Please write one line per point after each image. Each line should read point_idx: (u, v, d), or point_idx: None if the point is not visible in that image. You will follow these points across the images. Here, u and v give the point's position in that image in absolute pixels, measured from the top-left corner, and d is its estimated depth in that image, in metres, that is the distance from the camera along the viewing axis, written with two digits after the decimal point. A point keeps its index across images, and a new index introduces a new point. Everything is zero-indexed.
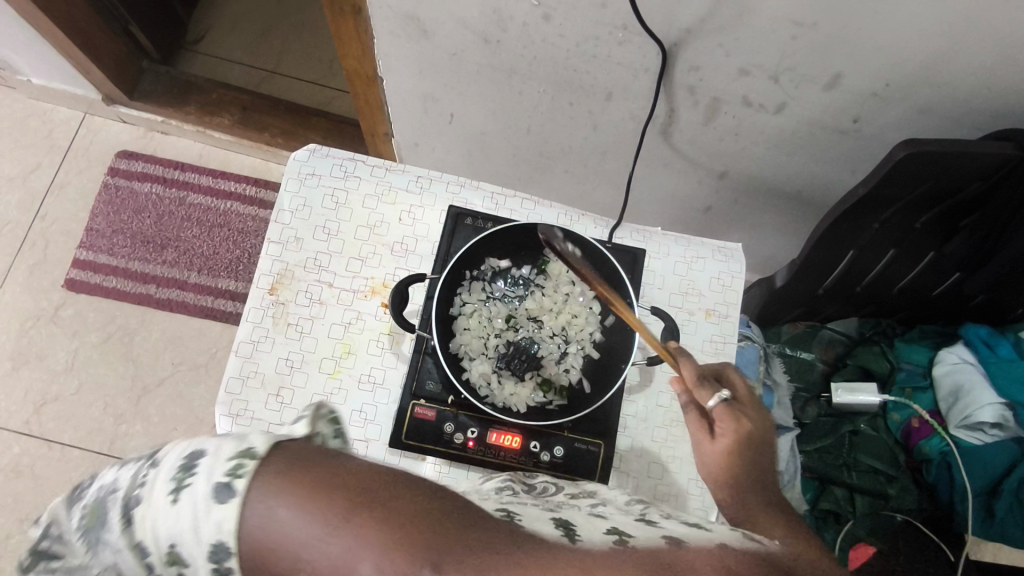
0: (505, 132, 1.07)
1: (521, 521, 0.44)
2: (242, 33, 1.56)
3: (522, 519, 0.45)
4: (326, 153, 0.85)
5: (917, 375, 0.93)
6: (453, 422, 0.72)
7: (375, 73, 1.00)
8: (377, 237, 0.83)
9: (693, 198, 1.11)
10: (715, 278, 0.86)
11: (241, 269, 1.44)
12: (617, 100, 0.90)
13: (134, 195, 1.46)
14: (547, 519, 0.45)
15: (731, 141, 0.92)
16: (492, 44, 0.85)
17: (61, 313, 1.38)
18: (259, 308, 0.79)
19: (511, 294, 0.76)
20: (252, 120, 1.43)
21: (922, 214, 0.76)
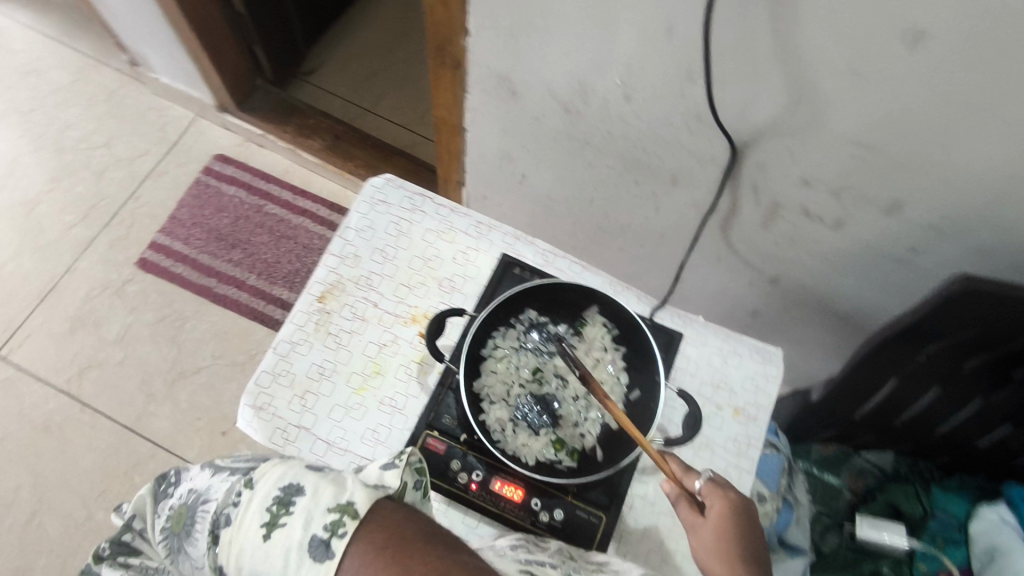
0: (569, 199, 1.11)
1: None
2: (351, 71, 1.70)
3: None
4: (400, 185, 0.90)
5: (951, 526, 0.87)
6: (460, 460, 0.73)
7: (460, 123, 1.07)
8: (428, 270, 0.86)
9: (740, 297, 1.12)
10: (749, 377, 0.84)
11: (296, 281, 1.51)
12: (680, 187, 0.93)
13: (219, 195, 1.57)
14: None
15: (787, 247, 0.93)
16: (573, 115, 0.91)
17: (126, 288, 1.47)
18: (305, 312, 0.83)
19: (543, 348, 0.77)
20: (340, 149, 1.54)
21: (974, 355, 0.73)
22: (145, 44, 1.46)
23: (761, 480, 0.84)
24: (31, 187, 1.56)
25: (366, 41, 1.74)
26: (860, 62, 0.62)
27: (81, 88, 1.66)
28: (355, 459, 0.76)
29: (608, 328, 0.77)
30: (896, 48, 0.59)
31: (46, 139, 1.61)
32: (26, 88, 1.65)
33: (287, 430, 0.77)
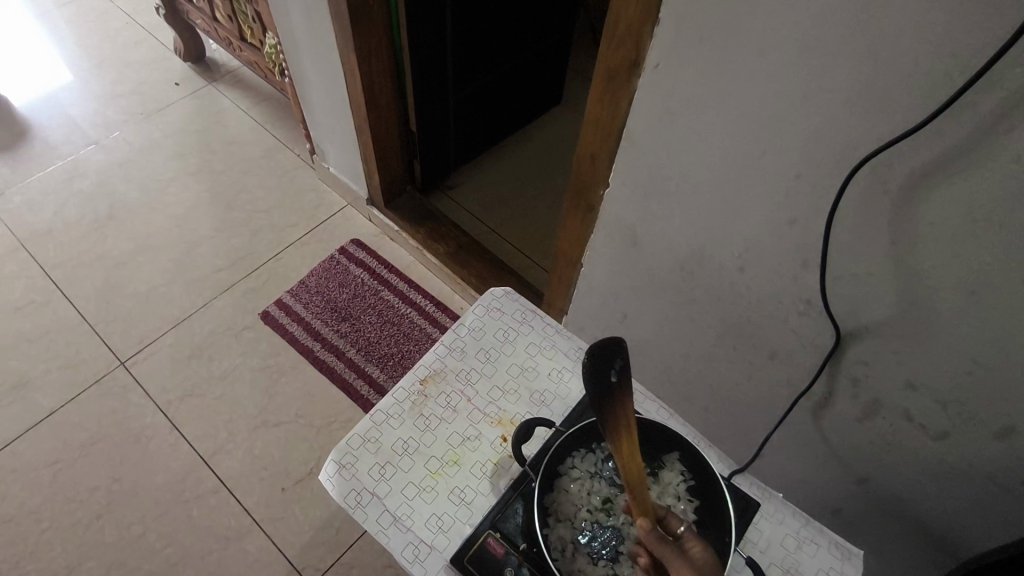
0: (664, 348, 1.16)
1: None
2: (487, 194, 1.91)
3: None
4: (516, 298, 1.00)
5: None
6: (514, 569, 0.75)
7: (579, 259, 1.18)
8: (524, 379, 0.93)
9: (821, 488, 1.08)
10: (824, 572, 0.81)
11: (389, 364, 1.61)
12: (778, 362, 0.96)
13: (346, 272, 1.75)
14: None
15: (880, 448, 0.92)
16: (686, 273, 0.98)
17: (244, 333, 1.63)
18: (406, 390, 0.90)
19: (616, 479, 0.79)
20: (461, 258, 1.70)
21: None
22: (329, 140, 1.74)
23: None
24: (199, 231, 1.82)
25: (506, 172, 1.96)
26: (976, 288, 0.65)
27: (265, 162, 1.97)
28: (415, 539, 0.79)
29: (684, 477, 0.78)
30: (1011, 284, 0.62)
31: (224, 195, 1.89)
32: (224, 155, 1.98)
33: (360, 494, 0.81)
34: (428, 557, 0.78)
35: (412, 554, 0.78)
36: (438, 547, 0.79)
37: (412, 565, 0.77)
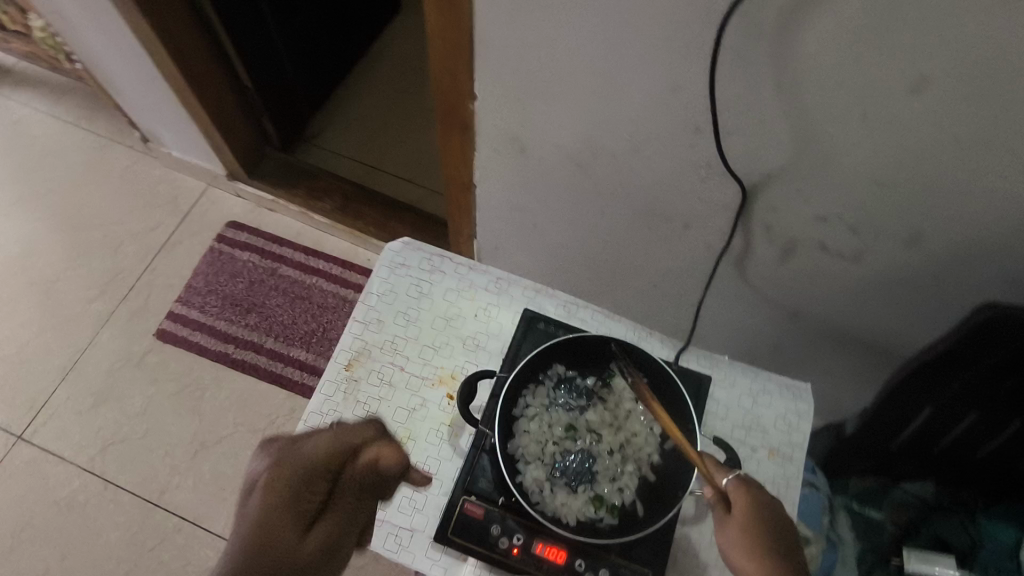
0: (581, 246, 1.12)
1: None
2: (355, 131, 1.74)
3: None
4: (417, 246, 0.91)
5: (1003, 555, 0.84)
6: (500, 525, 0.72)
7: (470, 181, 1.09)
8: (452, 330, 0.87)
9: (758, 331, 1.12)
10: (781, 416, 0.84)
11: (313, 342, 1.51)
12: (693, 231, 0.94)
13: (233, 261, 1.59)
14: None
15: (805, 282, 0.94)
16: (582, 167, 0.92)
17: (147, 360, 1.48)
18: (333, 382, 0.83)
19: (572, 403, 0.77)
20: (351, 209, 1.57)
21: (1007, 381, 0.74)
22: (157, 122, 1.51)
23: (804, 522, 0.83)
24: (48, 266, 1.58)
25: (368, 101, 1.79)
26: (867, 108, 0.64)
27: (94, 167, 1.70)
28: (392, 528, 0.76)
29: (636, 378, 0.77)
30: (899, 94, 0.61)
31: (62, 218, 1.64)
32: (42, 171, 1.69)
33: None
34: (413, 539, 0.76)
35: (396, 542, 0.76)
36: (420, 527, 0.76)
37: (399, 553, 0.75)
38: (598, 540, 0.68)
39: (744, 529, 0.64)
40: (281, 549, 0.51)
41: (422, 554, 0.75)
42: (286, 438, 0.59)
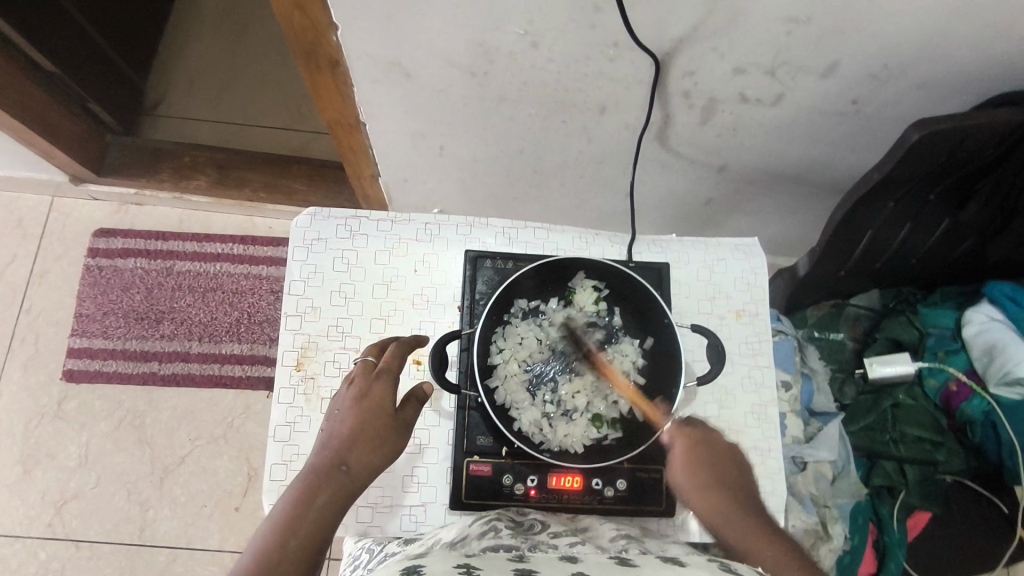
0: (497, 157, 1.04)
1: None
2: (201, 88, 1.51)
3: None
4: (327, 215, 0.82)
5: (947, 338, 0.94)
6: (511, 473, 0.71)
7: (357, 119, 0.95)
8: (395, 293, 0.80)
9: (691, 193, 1.10)
10: (740, 277, 0.84)
11: (242, 331, 1.38)
12: (611, 113, 0.88)
13: (119, 273, 1.40)
14: (510, 570, 0.48)
15: (730, 136, 0.91)
16: (479, 76, 0.82)
17: (65, 407, 1.32)
18: (289, 387, 0.76)
19: (545, 331, 0.74)
20: (231, 178, 1.38)
21: (938, 185, 0.75)
22: None
23: (782, 368, 0.87)
24: None
25: (204, 49, 1.54)
26: None
27: None
28: (404, 511, 0.73)
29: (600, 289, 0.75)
30: None
31: None
32: None
33: None
34: (429, 512, 0.74)
35: (412, 521, 0.73)
36: (432, 499, 0.74)
37: (419, 530, 0.73)
38: (609, 459, 0.68)
39: (689, 469, 0.68)
40: (366, 453, 0.63)
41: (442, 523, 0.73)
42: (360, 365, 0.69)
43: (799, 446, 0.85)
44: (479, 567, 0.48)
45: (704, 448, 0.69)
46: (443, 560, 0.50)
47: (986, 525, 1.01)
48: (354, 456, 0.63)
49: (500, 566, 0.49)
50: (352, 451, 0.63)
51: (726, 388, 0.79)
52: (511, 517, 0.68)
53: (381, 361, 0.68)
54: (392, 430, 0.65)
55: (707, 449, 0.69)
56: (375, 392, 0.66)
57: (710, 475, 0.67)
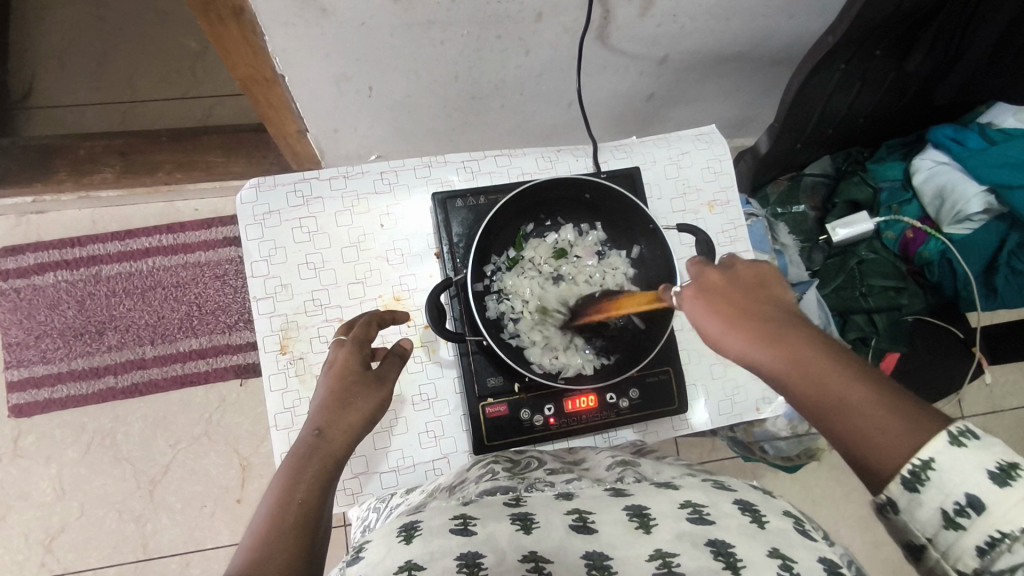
0: (432, 88, 0.97)
1: (479, 534, 0.43)
2: (72, 67, 1.33)
3: (480, 525, 0.44)
4: (272, 184, 0.75)
5: (898, 190, 0.99)
6: (528, 406, 0.71)
7: (274, 72, 0.85)
8: (366, 253, 0.76)
9: (635, 91, 1.07)
10: (706, 168, 0.84)
11: (195, 324, 1.30)
12: (548, 19, 0.83)
13: (40, 291, 1.27)
14: (507, 516, 0.46)
15: (669, 24, 0.88)
16: (403, 1, 0.75)
17: (23, 444, 1.23)
18: (279, 373, 0.72)
19: (536, 265, 0.74)
20: (137, 163, 1.23)
21: (884, 40, 0.74)
22: None
23: (758, 249, 0.90)
24: None
25: (62, 21, 1.34)
26: None
27: None
28: (427, 466, 0.73)
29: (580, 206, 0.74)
30: None
31: None
32: None
33: (348, 487, 0.71)
34: (453, 462, 0.73)
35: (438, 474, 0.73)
36: (453, 449, 0.73)
37: None
38: (619, 374, 0.69)
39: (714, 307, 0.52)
40: (350, 416, 0.55)
41: None
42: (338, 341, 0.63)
43: None
44: (475, 516, 0.46)
45: (722, 287, 0.53)
46: (439, 512, 0.48)
47: (947, 350, 1.09)
48: (337, 422, 0.54)
49: (495, 513, 0.47)
50: (332, 416, 0.55)
51: None
52: (506, 458, 0.67)
53: (350, 334, 0.63)
54: (373, 389, 0.58)
55: (725, 284, 0.53)
56: (346, 357, 0.60)
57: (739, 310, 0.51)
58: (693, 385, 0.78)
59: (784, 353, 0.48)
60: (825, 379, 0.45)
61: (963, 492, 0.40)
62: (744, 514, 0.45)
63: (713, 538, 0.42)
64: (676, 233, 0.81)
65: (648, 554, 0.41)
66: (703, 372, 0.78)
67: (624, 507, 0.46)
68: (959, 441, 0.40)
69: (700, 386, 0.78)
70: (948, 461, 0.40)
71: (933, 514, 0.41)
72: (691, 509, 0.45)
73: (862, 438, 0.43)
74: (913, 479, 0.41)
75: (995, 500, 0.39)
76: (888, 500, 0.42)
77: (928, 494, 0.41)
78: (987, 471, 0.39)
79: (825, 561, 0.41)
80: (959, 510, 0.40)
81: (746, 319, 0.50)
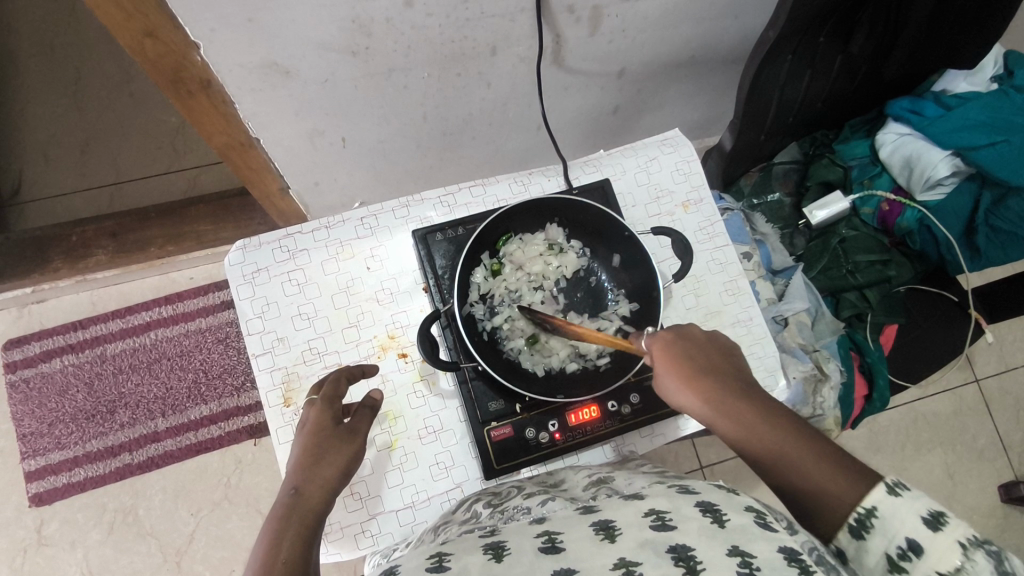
0: (403, 131, 1.00)
1: (454, 566, 0.44)
2: (57, 159, 1.37)
3: (453, 560, 0.45)
4: (258, 243, 0.77)
5: (868, 165, 1.01)
6: (532, 425, 0.72)
7: (248, 136, 0.88)
8: (356, 296, 0.78)
9: (601, 106, 1.11)
10: (675, 170, 0.86)
11: (204, 390, 1.31)
12: (502, 51, 0.86)
13: (49, 378, 1.29)
14: (479, 548, 0.47)
15: (621, 39, 0.92)
16: (361, 54, 0.78)
17: (47, 532, 1.24)
18: (285, 425, 0.73)
19: (526, 265, 0.75)
20: (129, 242, 1.26)
21: (823, 27, 0.76)
22: None
23: (738, 242, 0.92)
24: None
25: (42, 116, 1.39)
26: None
27: None
28: (441, 498, 0.73)
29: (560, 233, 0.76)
30: None
31: None
32: None
33: (367, 529, 0.71)
34: (466, 491, 0.73)
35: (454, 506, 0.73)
36: (465, 477, 0.74)
37: None
38: (614, 380, 0.70)
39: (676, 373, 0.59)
40: (325, 470, 0.57)
41: None
42: (310, 398, 0.65)
43: (776, 305, 0.90)
44: (449, 553, 0.47)
45: (701, 352, 0.60)
46: (417, 554, 0.49)
47: (943, 316, 1.10)
48: (313, 478, 0.56)
49: (469, 547, 0.48)
50: (308, 472, 0.57)
51: (696, 277, 0.82)
52: (491, 492, 0.68)
53: (320, 392, 0.65)
54: (346, 442, 0.60)
55: (702, 348, 0.61)
56: (317, 415, 0.62)
57: (709, 372, 0.58)
58: None
59: (748, 421, 0.55)
60: (789, 454, 0.53)
61: (905, 537, 0.46)
62: (705, 514, 0.46)
63: (673, 543, 0.43)
64: (655, 236, 0.82)
65: (611, 564, 0.42)
66: None
67: (592, 523, 0.48)
68: (895, 491, 0.49)
69: None
70: (888, 508, 0.48)
71: (880, 560, 0.48)
72: (654, 516, 0.47)
73: (816, 492, 0.52)
74: (859, 526, 0.49)
75: (931, 543, 0.45)
76: (842, 551, 0.50)
77: (875, 540, 0.48)
78: (923, 519, 0.46)
79: (785, 550, 0.43)
80: (901, 553, 0.47)
81: (717, 382, 0.58)
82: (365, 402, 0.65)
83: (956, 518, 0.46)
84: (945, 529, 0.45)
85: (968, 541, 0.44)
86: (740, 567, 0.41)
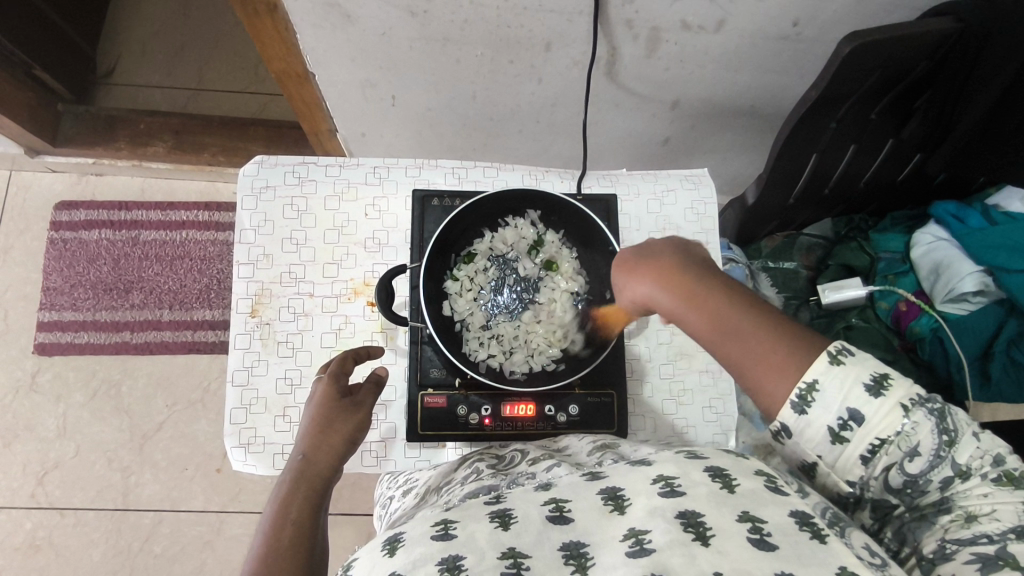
0: (451, 104, 1.04)
1: (460, 536, 0.41)
2: (154, 53, 1.48)
3: (461, 528, 0.42)
4: (274, 162, 0.82)
5: (897, 261, 0.97)
6: (465, 404, 0.73)
7: (305, 69, 0.93)
8: (347, 237, 0.81)
9: (650, 133, 1.11)
10: (689, 208, 0.85)
11: (212, 297, 1.39)
12: (557, 49, 0.88)
13: (84, 245, 1.39)
14: (485, 515, 0.44)
15: (677, 68, 0.92)
16: (419, 16, 0.82)
17: (39, 380, 1.33)
18: (245, 333, 0.77)
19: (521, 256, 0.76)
20: (187, 143, 1.35)
21: (877, 103, 0.75)
22: None
23: None
24: None
25: (155, 14, 1.50)
26: None
27: None
28: (365, 447, 0.75)
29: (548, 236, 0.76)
30: None
31: None
32: None
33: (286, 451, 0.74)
34: (391, 448, 0.75)
35: (374, 457, 0.75)
36: (393, 434, 0.76)
37: (380, 464, 0.75)
38: (555, 382, 0.70)
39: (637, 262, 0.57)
40: (332, 440, 0.57)
41: (404, 458, 0.76)
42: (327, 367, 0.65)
43: None
44: (456, 519, 0.44)
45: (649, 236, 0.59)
46: (423, 519, 0.46)
47: None
48: (320, 446, 0.57)
49: (474, 512, 0.44)
50: (316, 439, 0.57)
51: None
52: (492, 453, 0.68)
53: (328, 369, 0.65)
54: (353, 412, 0.60)
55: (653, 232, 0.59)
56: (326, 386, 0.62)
57: (660, 260, 0.56)
58: (641, 415, 0.79)
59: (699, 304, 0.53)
60: (748, 343, 0.50)
61: (846, 408, 0.46)
62: (714, 480, 0.44)
63: (683, 509, 0.41)
64: None
65: (621, 536, 0.41)
66: (654, 405, 0.79)
67: (599, 491, 0.45)
68: (838, 359, 0.47)
69: (648, 417, 0.79)
70: (831, 380, 0.47)
71: (823, 433, 0.47)
72: (662, 483, 0.44)
73: (761, 376, 0.49)
74: (800, 401, 0.47)
75: (875, 413, 0.46)
76: (783, 426, 0.49)
77: (816, 413, 0.47)
78: (865, 385, 0.46)
79: (796, 514, 0.41)
80: (843, 425, 0.46)
81: (661, 256, 0.56)
82: (373, 376, 0.65)
83: (897, 380, 0.46)
84: (886, 395, 0.46)
85: (910, 405, 0.45)
86: (750, 532, 0.39)
